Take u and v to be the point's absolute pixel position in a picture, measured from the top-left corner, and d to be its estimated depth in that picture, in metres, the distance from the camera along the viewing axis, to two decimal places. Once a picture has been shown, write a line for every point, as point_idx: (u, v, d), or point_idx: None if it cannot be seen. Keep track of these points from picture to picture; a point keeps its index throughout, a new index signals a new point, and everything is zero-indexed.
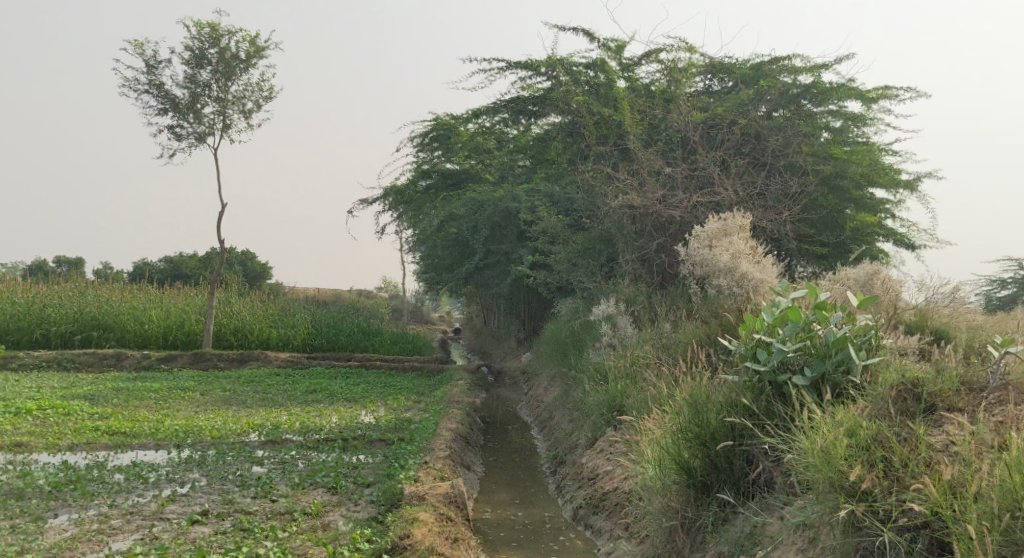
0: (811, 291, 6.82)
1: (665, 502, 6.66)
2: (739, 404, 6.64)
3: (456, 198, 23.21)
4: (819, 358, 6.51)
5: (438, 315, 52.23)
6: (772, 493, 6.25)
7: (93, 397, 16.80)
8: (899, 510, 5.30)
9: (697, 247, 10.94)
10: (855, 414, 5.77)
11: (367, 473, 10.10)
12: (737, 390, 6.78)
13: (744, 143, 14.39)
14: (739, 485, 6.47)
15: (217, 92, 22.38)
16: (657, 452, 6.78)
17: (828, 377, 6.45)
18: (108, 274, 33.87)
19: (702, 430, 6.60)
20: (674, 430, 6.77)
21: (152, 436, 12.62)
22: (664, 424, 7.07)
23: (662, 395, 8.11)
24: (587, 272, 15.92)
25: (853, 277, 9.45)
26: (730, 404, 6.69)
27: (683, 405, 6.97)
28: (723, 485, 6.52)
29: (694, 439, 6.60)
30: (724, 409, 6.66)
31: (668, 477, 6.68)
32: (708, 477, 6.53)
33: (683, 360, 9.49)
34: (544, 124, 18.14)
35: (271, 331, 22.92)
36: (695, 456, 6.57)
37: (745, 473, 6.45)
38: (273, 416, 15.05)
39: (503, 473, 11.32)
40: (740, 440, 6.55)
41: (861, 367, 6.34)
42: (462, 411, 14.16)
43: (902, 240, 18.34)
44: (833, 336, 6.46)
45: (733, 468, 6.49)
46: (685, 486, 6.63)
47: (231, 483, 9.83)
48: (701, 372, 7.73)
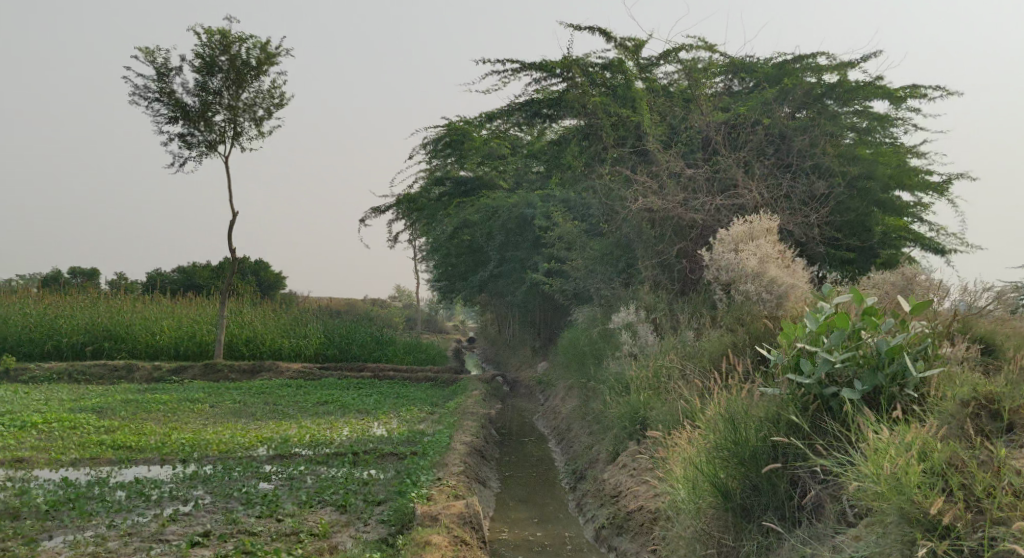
0: (857, 295, 6.40)
1: (700, 528, 6.16)
2: (782, 421, 6.11)
3: (470, 205, 22.81)
4: (871, 369, 6.07)
5: (453, 325, 51.81)
6: (822, 520, 5.72)
7: (101, 410, 16.41)
8: (989, 548, 4.82)
9: (721, 251, 10.45)
10: (925, 435, 5.32)
11: (377, 490, 9.64)
12: (778, 404, 6.25)
13: (767, 143, 13.91)
14: (784, 510, 5.97)
15: (228, 100, 22.06)
16: (689, 472, 6.33)
17: (882, 390, 6.03)
18: (121, 284, 33.59)
19: (740, 448, 6.12)
20: (708, 447, 6.30)
21: (157, 451, 12.21)
22: (697, 441, 6.61)
23: (694, 410, 7.63)
24: (605, 279, 15.45)
25: (890, 283, 9.01)
26: (772, 420, 6.16)
27: (717, 421, 6.50)
28: (765, 509, 6.02)
29: (730, 458, 6.14)
30: (765, 426, 6.14)
31: (703, 499, 6.18)
32: (748, 500, 6.05)
33: (714, 372, 9.03)
34: (561, 128, 17.71)
35: (282, 341, 22.53)
36: (732, 476, 6.12)
37: (790, 497, 5.95)
38: (282, 429, 14.61)
39: (520, 489, 10.84)
40: (784, 460, 6.05)
41: (918, 378, 5.94)
42: (477, 423, 13.70)
43: (930, 244, 17.77)
44: (886, 345, 6.04)
45: (777, 490, 5.99)
46: (722, 510, 6.14)
47: (235, 501, 9.39)
48: (736, 385, 7.24)
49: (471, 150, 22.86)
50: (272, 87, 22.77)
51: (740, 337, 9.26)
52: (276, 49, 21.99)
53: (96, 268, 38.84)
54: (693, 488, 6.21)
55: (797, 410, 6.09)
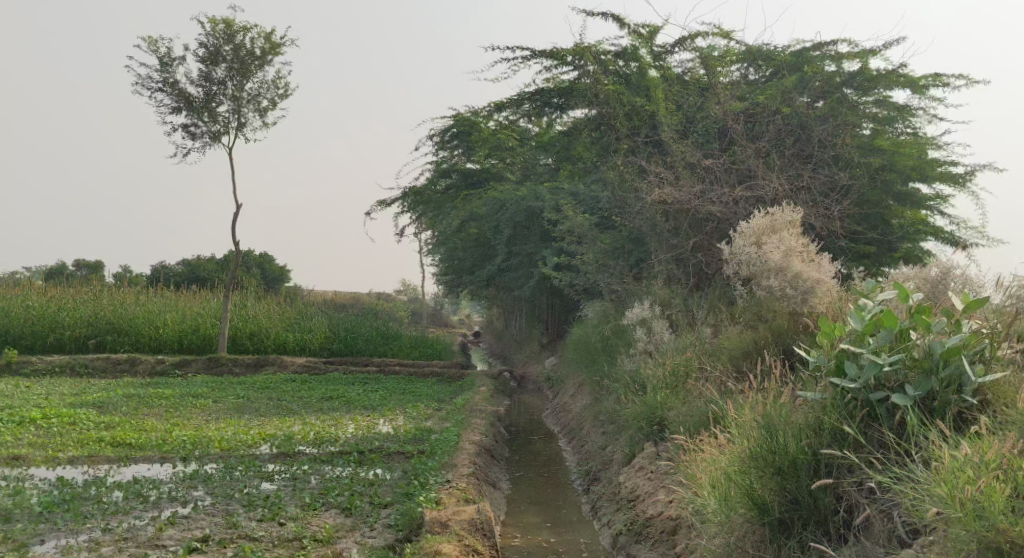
0: (905, 293, 6.03)
1: (735, 543, 5.82)
2: (825, 428, 5.76)
3: (478, 197, 22.43)
4: (925, 374, 5.67)
5: (460, 319, 51.44)
6: (869, 538, 5.36)
7: (102, 405, 16.07)
8: None
9: (742, 244, 10.05)
10: (1003, 451, 4.91)
11: (384, 492, 9.27)
12: (820, 410, 5.91)
13: (786, 133, 13.48)
14: (826, 525, 5.61)
15: (232, 90, 21.67)
16: (720, 481, 5.97)
17: (937, 395, 5.60)
18: (125, 277, 33.25)
19: (777, 457, 5.75)
20: (743, 455, 5.93)
21: (158, 448, 11.85)
22: (730, 447, 6.24)
23: (726, 413, 7.25)
24: (617, 273, 15.03)
25: (923, 277, 8.57)
26: (813, 427, 5.81)
27: (753, 426, 6.12)
28: (805, 524, 5.66)
29: (767, 467, 5.77)
30: (805, 434, 5.79)
31: (735, 511, 5.83)
32: (788, 514, 5.67)
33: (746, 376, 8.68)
34: (571, 118, 17.31)
35: (287, 335, 22.18)
36: (769, 489, 5.74)
37: (833, 511, 5.58)
38: (286, 425, 14.26)
39: (531, 490, 10.46)
40: (826, 471, 5.69)
41: (977, 383, 5.52)
42: (486, 421, 13.31)
43: (950, 238, 17.34)
44: (942, 347, 5.63)
45: (818, 504, 5.63)
46: (759, 525, 5.78)
47: (237, 503, 9.03)
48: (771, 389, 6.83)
49: (479, 141, 22.43)
50: (277, 77, 22.38)
51: (760, 335, 9.16)
52: (281, 38, 21.58)
53: (101, 260, 38.58)
54: (725, 500, 5.86)
55: (843, 416, 5.74)
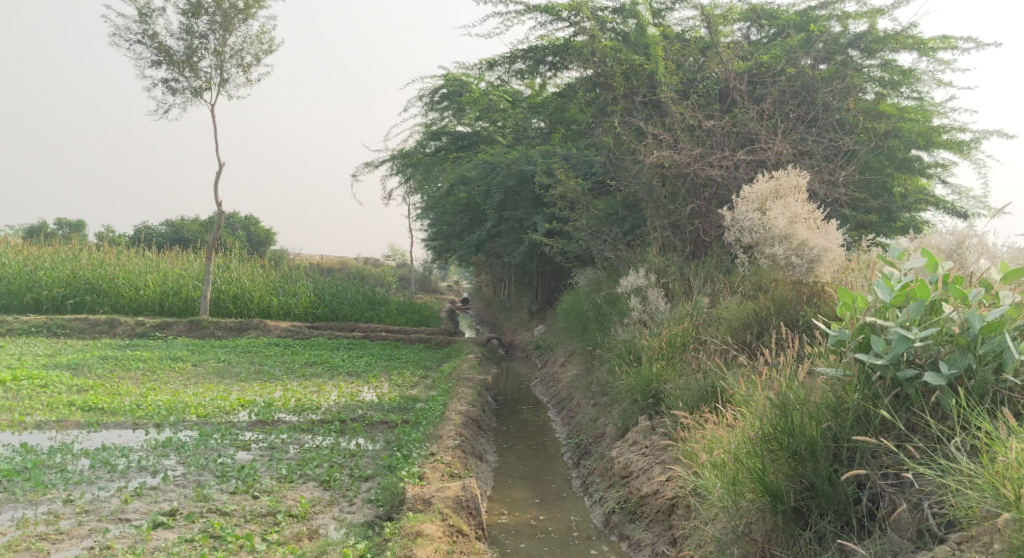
0: (935, 261, 5.66)
1: (742, 529, 5.60)
2: (849, 409, 5.47)
3: (467, 160, 21.86)
4: (960, 350, 5.31)
5: (448, 285, 50.90)
6: (894, 529, 5.16)
7: (77, 367, 15.56)
8: None
9: (744, 211, 9.62)
10: None
11: (365, 465, 8.88)
12: (842, 389, 5.59)
13: (790, 95, 12.98)
14: (845, 514, 5.37)
15: (214, 45, 20.91)
16: (730, 465, 5.73)
17: (972, 375, 5.26)
18: (105, 237, 32.53)
19: (793, 439, 5.49)
20: (755, 438, 5.66)
21: (131, 413, 11.36)
22: (739, 428, 5.97)
23: (735, 389, 6.87)
24: (611, 239, 14.57)
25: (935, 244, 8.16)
26: (836, 408, 5.52)
27: (765, 405, 5.81)
28: (822, 513, 5.41)
29: (782, 451, 5.52)
30: (826, 416, 5.50)
31: (742, 497, 5.61)
32: (803, 502, 5.43)
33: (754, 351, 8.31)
34: (565, 77, 16.73)
35: (271, 298, 21.68)
36: (783, 475, 5.49)
37: (854, 500, 5.34)
38: (267, 391, 13.82)
39: (520, 463, 10.07)
40: (847, 460, 5.43)
41: (1018, 362, 5.16)
42: (473, 390, 12.89)
43: (951, 208, 16.95)
44: (980, 322, 5.26)
45: (839, 493, 5.37)
46: (771, 513, 5.52)
47: (209, 473, 8.59)
48: (784, 365, 6.46)
49: (470, 102, 21.84)
50: (261, 31, 21.62)
51: (761, 305, 8.84)
52: None
53: (83, 220, 37.90)
54: (732, 485, 5.64)
55: (870, 397, 5.43)
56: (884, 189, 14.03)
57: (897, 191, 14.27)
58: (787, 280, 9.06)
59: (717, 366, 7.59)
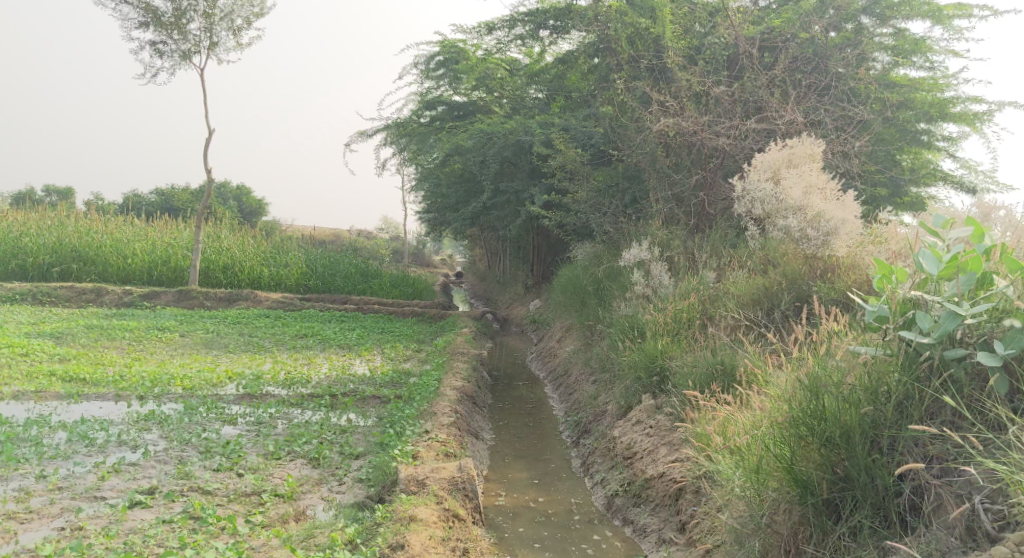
0: (982, 232, 5.40)
1: (769, 519, 5.48)
2: (882, 392, 5.32)
3: (462, 129, 21.35)
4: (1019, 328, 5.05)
5: (441, 258, 50.39)
6: (940, 523, 4.95)
7: (61, 336, 15.11)
8: None
9: (756, 180, 9.38)
10: None
11: (356, 442, 8.52)
12: (879, 371, 5.40)
13: (801, 62, 12.62)
14: (884, 506, 5.19)
15: (204, 7, 20.27)
16: (756, 452, 5.63)
17: None
18: (92, 204, 31.92)
19: (825, 426, 5.37)
20: (785, 424, 5.55)
21: (114, 384, 10.94)
22: (767, 413, 5.84)
23: (757, 370, 6.63)
24: (611, 211, 14.17)
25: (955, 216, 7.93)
26: (871, 392, 5.36)
27: (796, 390, 5.68)
28: (859, 505, 5.25)
29: (812, 437, 5.40)
30: (862, 400, 5.34)
31: (767, 486, 5.51)
32: (835, 494, 5.29)
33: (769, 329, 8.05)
34: (566, 43, 16.23)
35: (262, 269, 21.21)
36: (813, 464, 5.37)
37: (894, 493, 5.16)
38: (256, 364, 13.41)
39: (515, 441, 9.70)
40: (885, 450, 5.27)
41: None
42: (468, 365, 12.50)
43: (961, 183, 16.56)
44: None
45: (877, 485, 5.20)
46: (799, 505, 5.38)
47: (193, 449, 8.19)
48: (808, 348, 6.20)
49: (466, 70, 21.32)
50: None
51: (771, 280, 8.54)
52: None
53: (71, 187, 37.29)
54: (756, 473, 5.56)
55: (914, 380, 5.22)
56: (893, 162, 13.63)
57: (906, 164, 13.86)
58: (799, 253, 8.80)
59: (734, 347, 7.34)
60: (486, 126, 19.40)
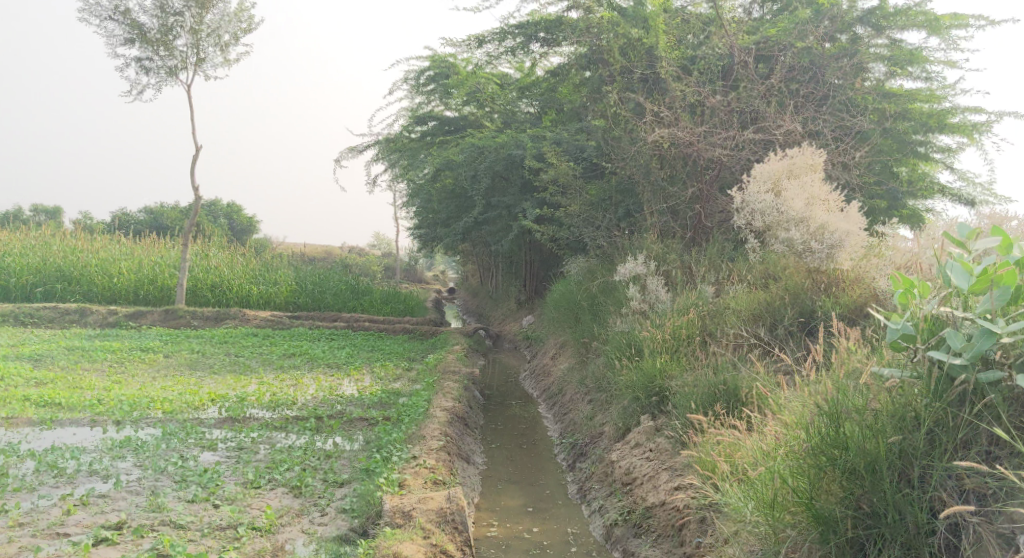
0: (1008, 243, 5.10)
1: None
2: (908, 418, 5.02)
3: (452, 144, 21.04)
4: None
5: (434, 275, 50.00)
6: None
7: (41, 358, 14.65)
8: None
9: (756, 192, 8.98)
10: None
11: (341, 468, 8.12)
12: (902, 397, 5.13)
13: (797, 72, 12.32)
14: (916, 545, 4.85)
15: (190, 22, 19.94)
16: (770, 484, 5.31)
17: None
18: (80, 223, 31.49)
19: (847, 456, 5.06)
20: (802, 454, 5.24)
21: (90, 409, 10.50)
22: (783, 441, 5.53)
23: (766, 395, 6.31)
24: (604, 224, 13.83)
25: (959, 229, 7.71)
26: (896, 418, 5.06)
27: (814, 416, 5.38)
28: (887, 543, 4.92)
29: (833, 469, 5.10)
30: (888, 428, 5.03)
31: (782, 522, 5.19)
32: (859, 531, 4.98)
33: (777, 348, 7.76)
34: (557, 55, 15.95)
35: (250, 287, 20.78)
36: (834, 499, 5.07)
37: (928, 531, 4.83)
38: (240, 385, 12.99)
39: (508, 464, 9.30)
40: (914, 484, 4.93)
41: None
42: (459, 384, 12.11)
43: (959, 195, 16.28)
44: None
45: (909, 522, 4.87)
46: (820, 543, 5.06)
47: (168, 478, 7.77)
48: (820, 371, 5.89)
49: (457, 85, 21.03)
50: (239, 9, 20.66)
51: (774, 295, 8.26)
52: None
53: (59, 206, 36.85)
54: (770, 508, 5.25)
55: (946, 407, 4.92)
56: (891, 174, 13.35)
57: (904, 176, 13.57)
58: (802, 267, 8.47)
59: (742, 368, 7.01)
60: (477, 141, 19.03)
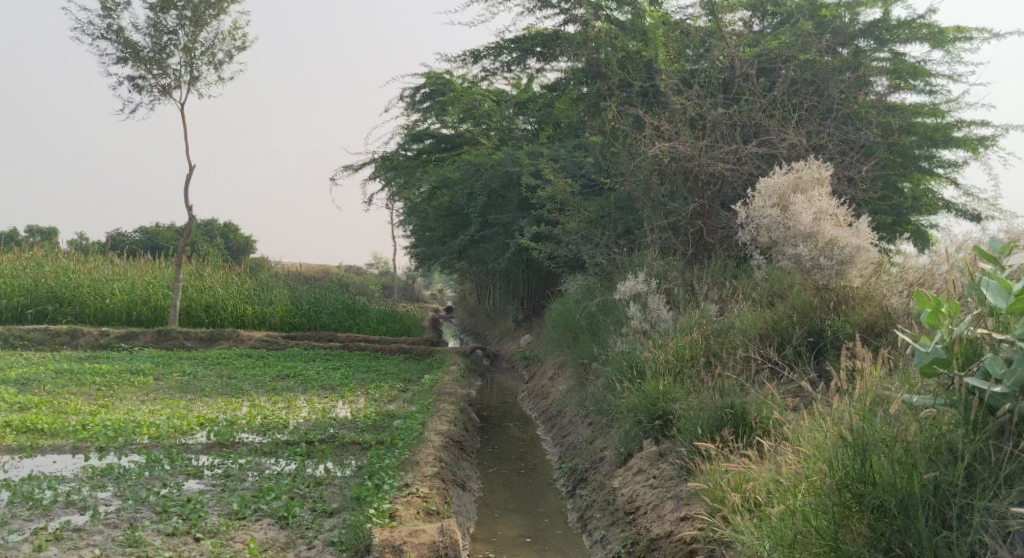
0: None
1: None
2: (942, 453, 4.70)
3: (449, 161, 20.78)
4: None
5: (433, 293, 49.75)
6: None
7: (28, 382, 14.28)
8: None
9: (761, 206, 8.70)
10: None
11: (331, 497, 7.76)
12: (934, 429, 4.83)
13: (799, 86, 12.07)
14: None
15: (184, 41, 19.71)
16: (787, 520, 4.98)
17: None
18: (74, 243, 31.15)
19: (873, 491, 4.73)
20: (824, 490, 4.92)
21: (73, 435, 10.13)
22: (802, 474, 5.20)
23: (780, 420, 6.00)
24: (604, 241, 13.49)
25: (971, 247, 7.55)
26: (928, 449, 4.75)
27: (835, 447, 5.05)
28: None
29: (858, 505, 4.77)
30: (919, 461, 4.68)
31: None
32: None
33: (789, 370, 7.46)
34: (554, 70, 15.72)
35: (245, 307, 20.43)
36: (860, 537, 4.74)
37: None
38: (231, 408, 12.62)
39: (505, 491, 8.95)
40: (949, 521, 4.61)
41: None
42: (455, 405, 11.76)
43: (964, 212, 16.01)
44: None
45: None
46: None
47: (148, 509, 7.41)
48: (839, 397, 5.57)
49: (453, 102, 20.80)
50: (234, 27, 20.46)
51: (780, 314, 7.97)
52: None
53: (55, 227, 36.57)
54: (786, 547, 4.89)
55: (986, 440, 4.60)
56: (896, 189, 13.08)
57: (909, 191, 13.31)
58: (811, 285, 8.18)
59: (754, 394, 6.72)
60: (473, 158, 18.78)
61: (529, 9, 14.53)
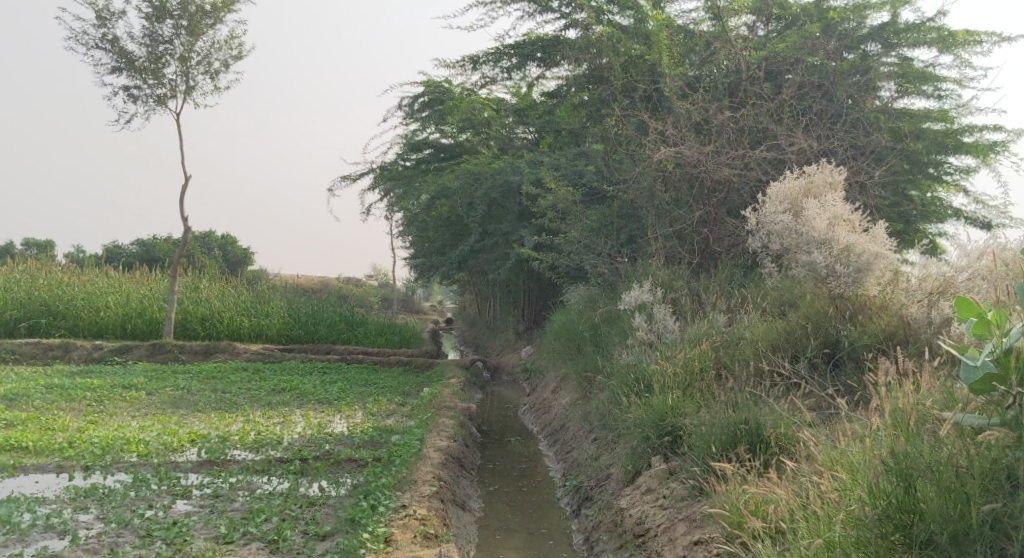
0: None
1: None
2: (998, 480, 4.47)
3: (448, 170, 20.47)
4: None
5: (433, 304, 49.38)
6: None
7: (17, 397, 13.89)
8: None
9: (773, 212, 8.38)
10: None
11: (325, 518, 7.39)
12: (988, 454, 4.56)
13: (807, 90, 11.76)
14: None
15: (180, 50, 19.42)
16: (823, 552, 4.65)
17: None
18: (69, 256, 30.77)
19: (925, 526, 4.44)
20: (868, 523, 4.59)
21: (58, 453, 9.74)
22: (837, 503, 4.87)
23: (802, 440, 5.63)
24: (606, 250, 13.13)
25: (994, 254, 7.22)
26: (985, 479, 4.48)
27: (877, 474, 4.76)
28: None
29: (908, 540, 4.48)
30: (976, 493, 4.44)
31: None
32: None
33: (810, 383, 7.12)
34: (555, 76, 15.41)
35: (241, 319, 20.04)
36: None
37: None
38: (224, 423, 12.22)
39: (506, 510, 8.57)
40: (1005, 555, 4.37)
41: None
42: (454, 420, 11.38)
43: (974, 219, 15.68)
44: None
45: None
46: None
47: (132, 532, 7.04)
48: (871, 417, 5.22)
49: (452, 110, 20.51)
50: (230, 36, 20.16)
51: (793, 324, 7.63)
52: None
53: (51, 240, 36.24)
54: None
55: None
56: (906, 197, 12.75)
57: (919, 198, 12.99)
58: (826, 293, 7.85)
59: (775, 409, 6.36)
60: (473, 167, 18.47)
61: (529, 14, 14.24)
